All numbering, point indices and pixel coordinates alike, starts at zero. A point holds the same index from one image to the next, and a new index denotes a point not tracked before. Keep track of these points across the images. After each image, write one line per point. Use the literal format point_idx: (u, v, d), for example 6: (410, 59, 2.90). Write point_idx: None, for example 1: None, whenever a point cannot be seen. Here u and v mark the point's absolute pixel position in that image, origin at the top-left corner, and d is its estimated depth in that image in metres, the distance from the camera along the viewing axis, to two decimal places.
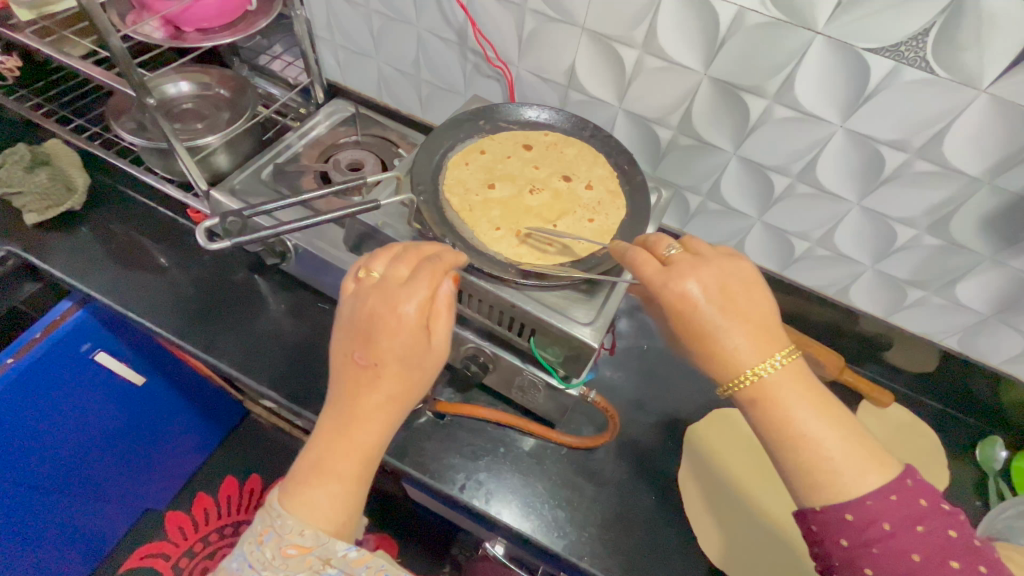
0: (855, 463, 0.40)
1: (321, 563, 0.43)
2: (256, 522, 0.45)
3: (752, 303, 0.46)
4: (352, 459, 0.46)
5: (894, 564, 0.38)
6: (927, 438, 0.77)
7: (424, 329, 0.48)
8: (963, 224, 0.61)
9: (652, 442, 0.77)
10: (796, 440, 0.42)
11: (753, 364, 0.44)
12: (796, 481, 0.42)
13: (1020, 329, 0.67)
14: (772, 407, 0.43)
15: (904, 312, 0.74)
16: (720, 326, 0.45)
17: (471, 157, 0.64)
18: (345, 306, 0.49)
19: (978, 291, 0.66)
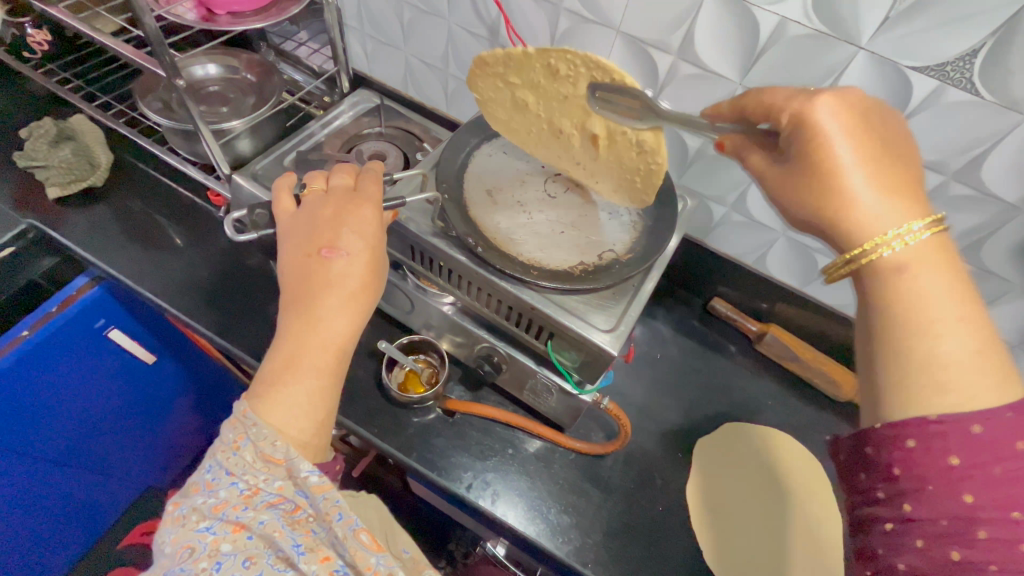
0: (979, 371, 0.32)
1: (292, 475, 0.44)
2: (227, 431, 0.46)
3: (905, 161, 0.38)
4: (317, 357, 0.48)
5: (1008, 492, 0.29)
6: None
7: (374, 233, 0.52)
8: (995, 251, 0.59)
9: (662, 452, 0.76)
10: (925, 323, 0.34)
11: (888, 230, 0.36)
12: (900, 376, 0.34)
13: None
14: (897, 286, 0.36)
15: None
16: (855, 175, 0.38)
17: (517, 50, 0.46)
18: (293, 228, 0.53)
19: (1004, 320, 0.65)
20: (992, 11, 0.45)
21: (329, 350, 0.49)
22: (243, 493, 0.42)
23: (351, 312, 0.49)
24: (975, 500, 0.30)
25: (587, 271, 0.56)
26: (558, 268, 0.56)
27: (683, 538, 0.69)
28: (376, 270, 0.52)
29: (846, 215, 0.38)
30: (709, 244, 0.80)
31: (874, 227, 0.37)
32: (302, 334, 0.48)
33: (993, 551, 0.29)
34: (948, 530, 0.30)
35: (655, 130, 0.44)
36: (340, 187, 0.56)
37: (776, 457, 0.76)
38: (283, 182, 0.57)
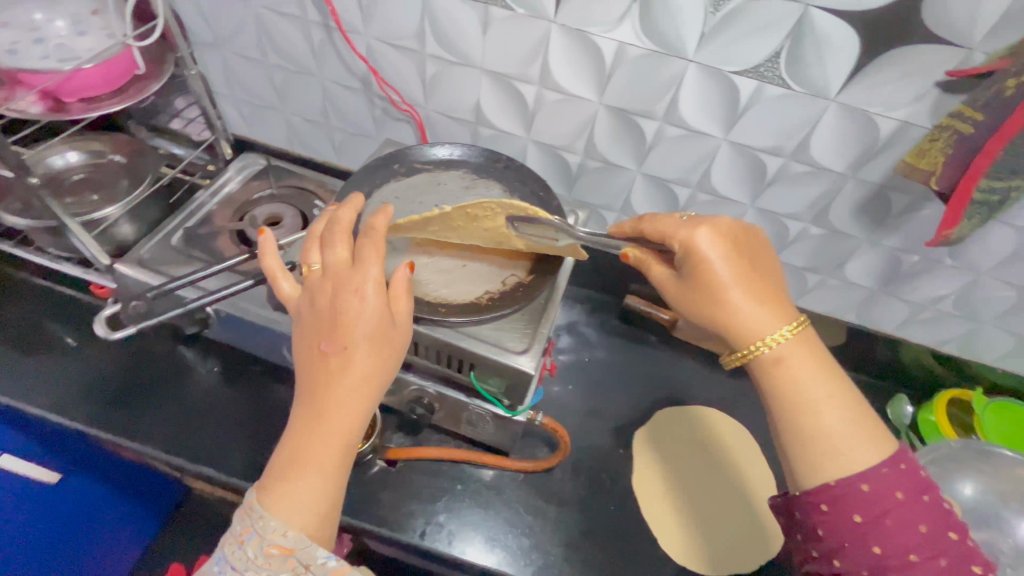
0: (863, 435, 0.40)
1: (302, 567, 0.42)
2: (236, 522, 0.44)
3: (761, 259, 0.46)
4: (331, 449, 0.44)
5: (904, 538, 0.37)
6: None
7: (380, 315, 0.47)
8: (840, 213, 0.68)
9: (606, 451, 0.79)
10: (807, 410, 0.41)
11: (766, 334, 0.43)
12: (808, 457, 0.41)
13: (902, 298, 0.76)
14: (783, 376, 0.42)
15: (809, 294, 0.81)
16: (727, 282, 0.44)
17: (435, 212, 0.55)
18: (302, 312, 0.49)
19: (864, 269, 0.74)
20: (784, 20, 0.53)
21: (336, 440, 0.45)
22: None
23: (361, 398, 0.46)
24: (881, 550, 0.37)
25: (494, 299, 0.58)
26: (463, 302, 0.58)
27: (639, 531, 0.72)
28: (388, 351, 0.48)
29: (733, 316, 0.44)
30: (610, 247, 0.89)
31: (759, 329, 0.43)
32: (310, 428, 0.45)
33: None
34: None
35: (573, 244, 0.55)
36: (336, 266, 0.49)
37: (718, 435, 0.83)
38: (273, 262, 0.52)
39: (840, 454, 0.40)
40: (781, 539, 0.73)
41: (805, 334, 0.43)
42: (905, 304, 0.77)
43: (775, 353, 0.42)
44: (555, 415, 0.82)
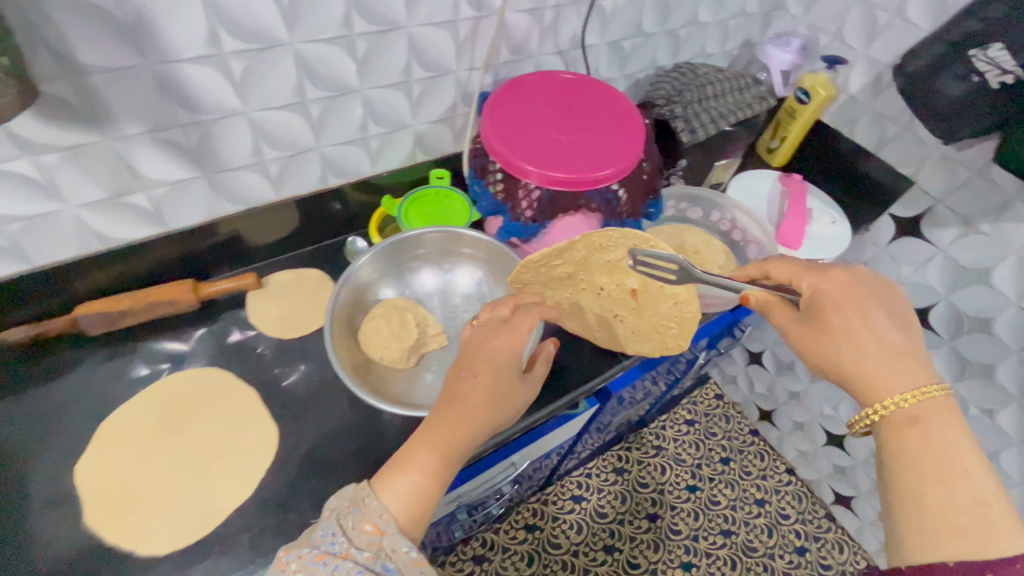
0: (999, 517, 0.52)
1: (385, 550, 0.57)
2: (353, 498, 0.60)
3: (896, 305, 0.69)
4: (433, 457, 0.62)
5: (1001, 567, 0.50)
6: (310, 277, 0.90)
7: (513, 386, 0.70)
8: (34, 129, 0.58)
9: (48, 509, 0.66)
10: (950, 455, 0.56)
11: (903, 391, 0.61)
12: (928, 518, 0.54)
13: (232, 168, 0.75)
14: (909, 434, 0.59)
15: (167, 213, 0.75)
16: (854, 323, 0.66)
17: (564, 242, 0.75)
18: (465, 353, 0.71)
19: (161, 164, 0.69)
20: None
21: (439, 457, 0.62)
22: (338, 555, 0.56)
23: (468, 428, 0.64)
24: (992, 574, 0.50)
25: None
26: None
27: (112, 558, 0.63)
28: (506, 405, 0.68)
29: (857, 357, 0.65)
30: None
31: (881, 389, 0.63)
32: (430, 440, 0.63)
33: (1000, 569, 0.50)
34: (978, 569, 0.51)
35: (687, 284, 0.76)
36: (497, 317, 0.75)
37: (177, 397, 0.76)
38: (519, 297, 0.80)
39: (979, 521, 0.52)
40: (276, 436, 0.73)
41: (938, 401, 0.59)
42: (244, 171, 0.76)
43: (906, 412, 0.60)
44: None
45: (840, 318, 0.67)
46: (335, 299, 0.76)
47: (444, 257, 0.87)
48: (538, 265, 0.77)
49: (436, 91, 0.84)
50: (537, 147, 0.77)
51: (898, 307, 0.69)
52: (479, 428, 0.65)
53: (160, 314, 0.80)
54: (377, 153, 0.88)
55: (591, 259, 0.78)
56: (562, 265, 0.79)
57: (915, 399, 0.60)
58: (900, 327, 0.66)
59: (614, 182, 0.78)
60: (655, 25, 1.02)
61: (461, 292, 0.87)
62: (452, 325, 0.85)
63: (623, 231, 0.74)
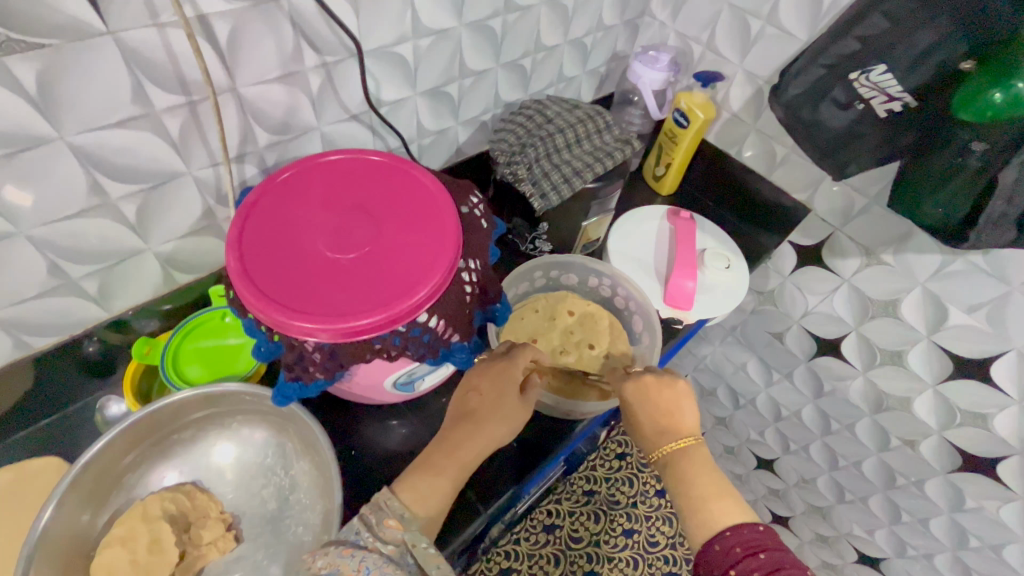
0: (734, 509, 0.62)
1: (409, 543, 0.53)
2: (375, 510, 0.56)
3: (677, 392, 0.71)
4: (451, 463, 0.62)
5: (738, 530, 0.59)
6: (41, 471, 0.66)
7: (519, 406, 0.68)
8: None
9: None
10: (696, 489, 0.64)
11: (669, 443, 0.67)
12: (693, 501, 0.63)
13: None
14: (678, 473, 0.66)
15: None
16: (636, 403, 0.71)
17: (542, 301, 0.88)
18: (473, 376, 0.69)
19: None
20: None
21: (453, 467, 0.62)
22: (363, 548, 0.52)
23: (475, 441, 0.64)
24: (728, 533, 0.59)
25: None
26: None
27: None
28: (508, 425, 0.66)
29: (640, 427, 0.70)
30: None
31: (656, 442, 0.69)
32: (449, 448, 0.63)
33: (735, 532, 0.59)
34: (721, 533, 0.60)
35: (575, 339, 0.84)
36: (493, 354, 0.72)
37: None
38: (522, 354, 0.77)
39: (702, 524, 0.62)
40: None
41: (686, 449, 0.67)
42: None
43: (669, 453, 0.67)
44: None
45: (637, 401, 0.71)
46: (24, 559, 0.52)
47: (214, 423, 0.65)
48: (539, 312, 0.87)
49: (165, 204, 0.60)
50: (303, 286, 0.55)
51: (679, 402, 0.70)
52: (485, 443, 0.65)
53: None
54: (104, 293, 0.64)
55: (546, 316, 0.86)
56: (539, 308, 0.87)
57: (675, 446, 0.67)
58: (674, 404, 0.70)
59: (423, 310, 0.56)
60: (487, 60, 0.81)
61: (240, 467, 0.65)
62: (245, 512, 0.64)
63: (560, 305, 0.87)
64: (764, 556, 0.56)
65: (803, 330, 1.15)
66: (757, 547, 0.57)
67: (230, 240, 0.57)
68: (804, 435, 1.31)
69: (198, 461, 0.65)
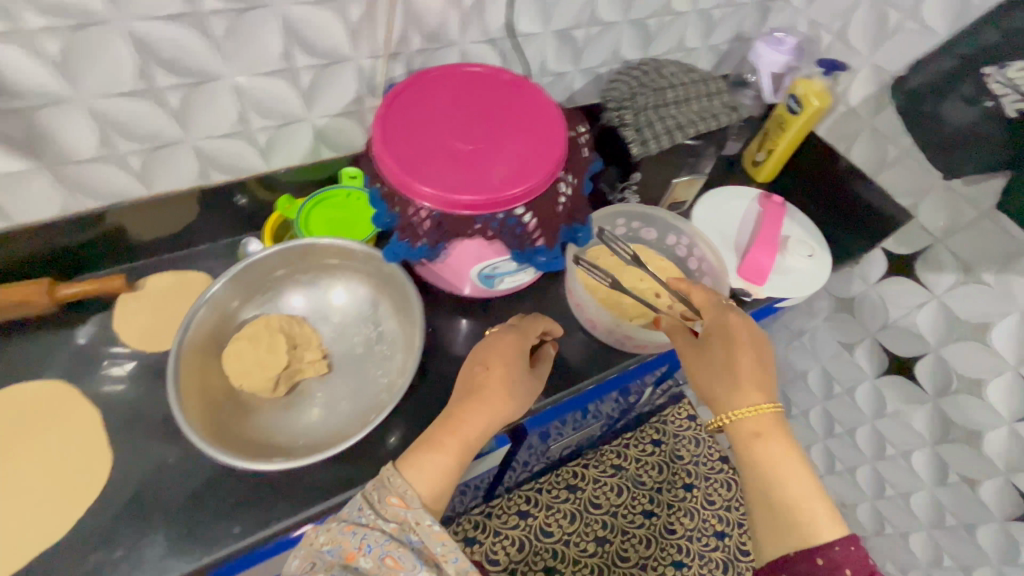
0: (824, 509, 0.63)
1: (413, 522, 0.59)
2: (372, 497, 0.61)
3: (758, 350, 0.72)
4: (458, 437, 0.65)
5: (845, 552, 0.60)
6: (196, 283, 0.82)
7: (526, 379, 0.72)
8: None
9: None
10: (779, 474, 0.66)
11: (745, 407, 0.69)
12: (784, 501, 0.65)
13: (80, 160, 0.67)
14: (749, 444, 0.68)
15: (8, 207, 0.67)
16: (717, 353, 0.71)
17: (618, 246, 0.93)
18: (481, 347, 0.73)
19: None
20: None
21: (460, 446, 0.65)
22: (366, 525, 0.59)
23: (482, 414, 0.66)
24: (835, 550, 0.60)
25: None
26: None
27: None
28: (517, 401, 0.69)
29: (714, 384, 0.71)
30: None
31: (726, 402, 0.70)
32: (456, 427, 0.66)
33: (841, 552, 0.60)
34: (826, 546, 0.61)
35: (646, 280, 0.87)
36: (500, 329, 0.75)
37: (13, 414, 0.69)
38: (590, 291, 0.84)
39: (796, 523, 0.63)
40: (111, 443, 0.68)
41: (762, 416, 0.68)
42: (97, 164, 0.68)
43: (737, 424, 0.69)
44: None
45: (721, 353, 0.71)
46: (184, 329, 0.67)
47: (335, 272, 0.78)
48: (614, 254, 0.91)
49: (331, 81, 0.73)
50: (425, 157, 0.65)
51: (763, 360, 0.72)
52: (495, 418, 0.67)
53: (16, 317, 0.73)
54: (268, 148, 0.78)
55: (620, 258, 0.90)
56: (615, 252, 0.92)
57: (757, 412, 0.69)
58: (754, 363, 0.71)
59: (512, 206, 0.65)
60: (617, 12, 0.88)
61: (340, 313, 0.78)
62: (339, 349, 0.76)
63: (633, 252, 0.92)
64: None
65: (878, 345, 1.11)
66: (868, 571, 0.59)
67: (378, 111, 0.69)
68: (855, 457, 1.27)
69: (309, 298, 0.78)
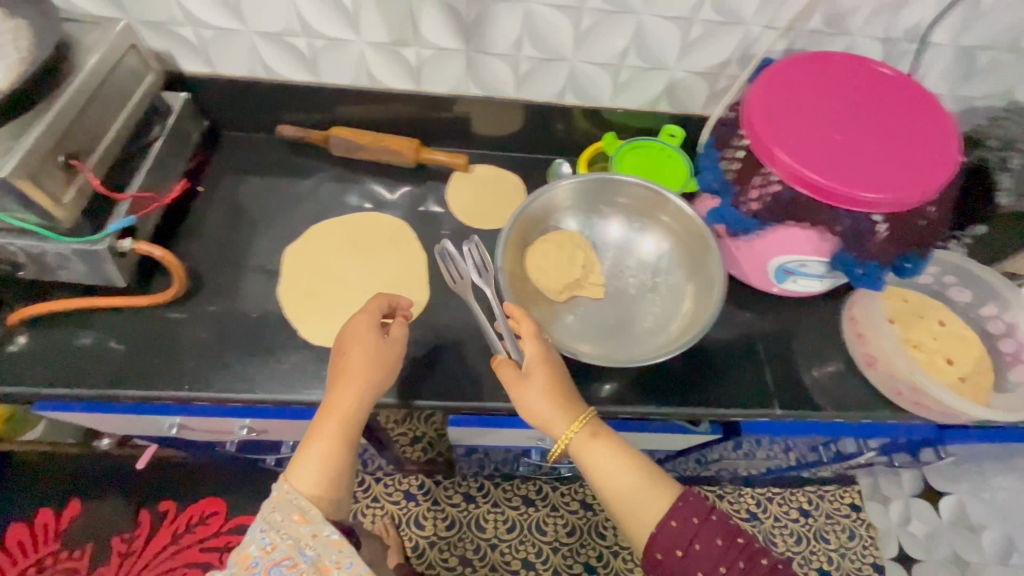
0: (658, 480, 0.62)
1: (310, 535, 0.56)
2: (258, 531, 0.56)
3: (548, 355, 0.67)
4: (337, 421, 0.64)
5: (678, 508, 0.59)
6: (509, 182, 0.93)
7: (385, 349, 0.69)
8: None
9: (257, 272, 0.81)
10: (614, 475, 0.62)
11: (565, 429, 0.64)
12: (646, 493, 0.61)
13: (492, 53, 0.77)
14: (586, 454, 0.64)
15: (424, 76, 0.81)
16: (524, 378, 0.66)
17: (911, 295, 0.85)
18: (341, 339, 0.70)
19: (440, 29, 0.74)
20: None
21: (337, 428, 0.64)
22: (268, 546, 0.55)
23: (349, 390, 0.65)
24: (681, 512, 0.59)
25: None
26: None
27: (282, 333, 0.76)
28: (383, 369, 0.68)
29: (545, 406, 0.64)
30: (222, 75, 0.81)
31: (552, 421, 0.64)
32: (322, 413, 0.65)
33: (676, 511, 0.59)
34: (668, 515, 0.59)
35: (935, 344, 0.80)
36: (345, 331, 0.71)
37: (369, 233, 0.86)
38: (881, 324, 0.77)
39: (647, 501, 0.60)
40: (428, 285, 0.83)
41: (580, 424, 0.64)
42: (501, 59, 0.78)
43: (575, 433, 0.63)
44: (201, 260, 0.81)
45: (541, 375, 0.65)
46: (526, 205, 0.79)
47: (651, 217, 0.82)
48: (907, 303, 0.84)
49: (718, 39, 0.75)
50: (793, 129, 0.66)
51: (562, 371, 0.67)
52: (364, 390, 0.66)
53: (386, 162, 0.91)
54: (624, 86, 0.83)
55: (910, 309, 0.83)
56: (907, 300, 0.84)
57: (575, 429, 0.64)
58: (557, 376, 0.66)
59: (852, 207, 0.63)
60: None
61: (639, 259, 0.82)
62: (617, 285, 0.81)
63: (926, 308, 0.84)
64: (713, 533, 0.57)
65: None
66: (704, 513, 0.59)
67: (767, 72, 0.70)
68: None
69: (626, 233, 0.83)
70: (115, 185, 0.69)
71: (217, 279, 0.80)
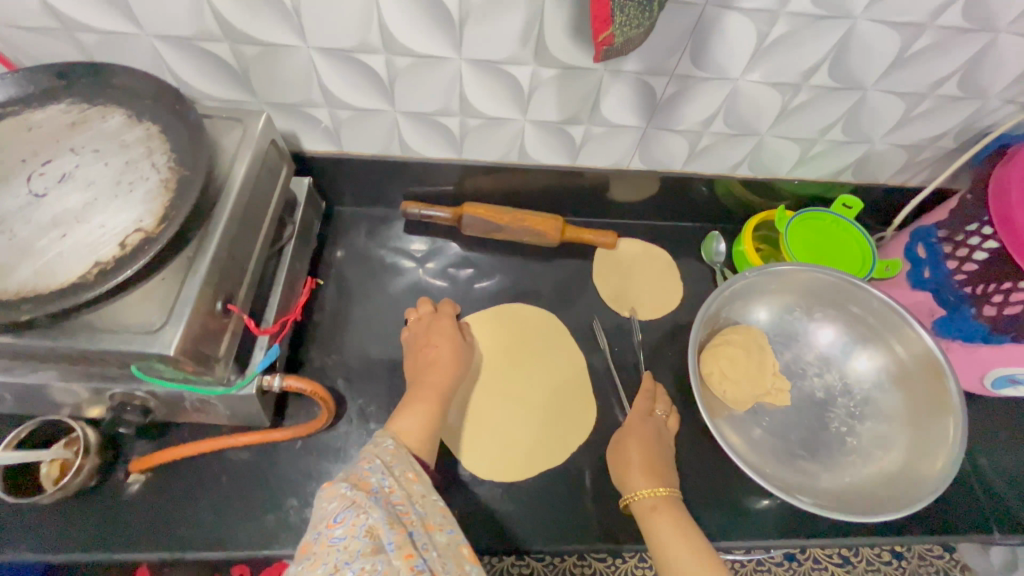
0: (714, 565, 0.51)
1: (422, 496, 0.44)
2: (369, 472, 0.43)
3: (658, 431, 0.67)
4: (435, 389, 0.60)
5: None
6: (658, 258, 0.84)
7: (466, 344, 0.68)
8: (556, 41, 0.54)
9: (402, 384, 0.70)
10: (676, 540, 0.54)
11: (642, 489, 0.59)
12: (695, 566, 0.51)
13: (675, 129, 0.66)
14: (653, 519, 0.56)
15: (585, 151, 0.70)
16: (615, 444, 0.66)
17: None
18: (416, 335, 0.68)
19: (621, 108, 0.63)
20: None
21: (435, 395, 0.59)
22: (386, 488, 0.42)
23: (443, 367, 0.63)
24: None
25: (121, 257, 0.43)
26: (66, 283, 0.42)
27: (442, 461, 0.66)
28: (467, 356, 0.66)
29: (626, 468, 0.62)
30: (351, 154, 0.70)
31: (632, 481, 0.60)
32: (417, 387, 0.60)
33: None
34: None
35: None
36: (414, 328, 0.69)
37: (520, 334, 0.76)
38: None
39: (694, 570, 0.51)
40: (594, 395, 0.73)
41: (663, 496, 0.58)
42: (681, 135, 0.67)
43: (646, 498, 0.58)
44: (337, 370, 0.70)
45: (634, 449, 0.63)
46: (713, 301, 0.68)
47: (863, 331, 0.72)
48: None
49: (941, 117, 0.65)
50: None
51: (661, 449, 0.65)
52: (457, 368, 0.64)
53: (525, 240, 0.80)
54: (810, 159, 0.72)
55: None
56: None
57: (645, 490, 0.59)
58: (653, 446, 0.64)
59: None
60: None
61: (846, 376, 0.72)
62: (806, 392, 0.72)
63: None
64: None
65: None
66: None
67: (1010, 153, 0.61)
68: None
69: (837, 349, 0.73)
70: (255, 314, 0.58)
71: (358, 394, 0.69)
